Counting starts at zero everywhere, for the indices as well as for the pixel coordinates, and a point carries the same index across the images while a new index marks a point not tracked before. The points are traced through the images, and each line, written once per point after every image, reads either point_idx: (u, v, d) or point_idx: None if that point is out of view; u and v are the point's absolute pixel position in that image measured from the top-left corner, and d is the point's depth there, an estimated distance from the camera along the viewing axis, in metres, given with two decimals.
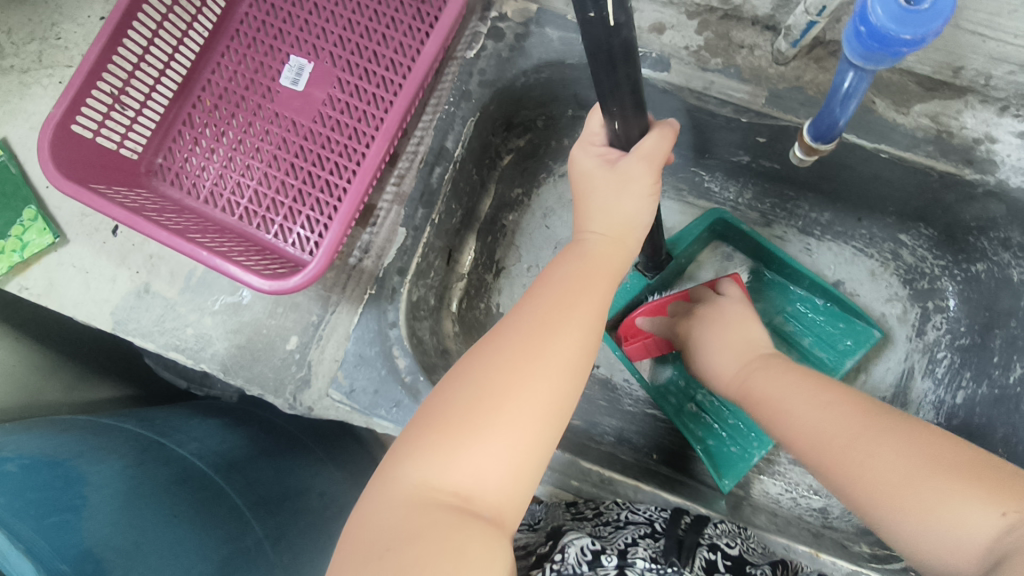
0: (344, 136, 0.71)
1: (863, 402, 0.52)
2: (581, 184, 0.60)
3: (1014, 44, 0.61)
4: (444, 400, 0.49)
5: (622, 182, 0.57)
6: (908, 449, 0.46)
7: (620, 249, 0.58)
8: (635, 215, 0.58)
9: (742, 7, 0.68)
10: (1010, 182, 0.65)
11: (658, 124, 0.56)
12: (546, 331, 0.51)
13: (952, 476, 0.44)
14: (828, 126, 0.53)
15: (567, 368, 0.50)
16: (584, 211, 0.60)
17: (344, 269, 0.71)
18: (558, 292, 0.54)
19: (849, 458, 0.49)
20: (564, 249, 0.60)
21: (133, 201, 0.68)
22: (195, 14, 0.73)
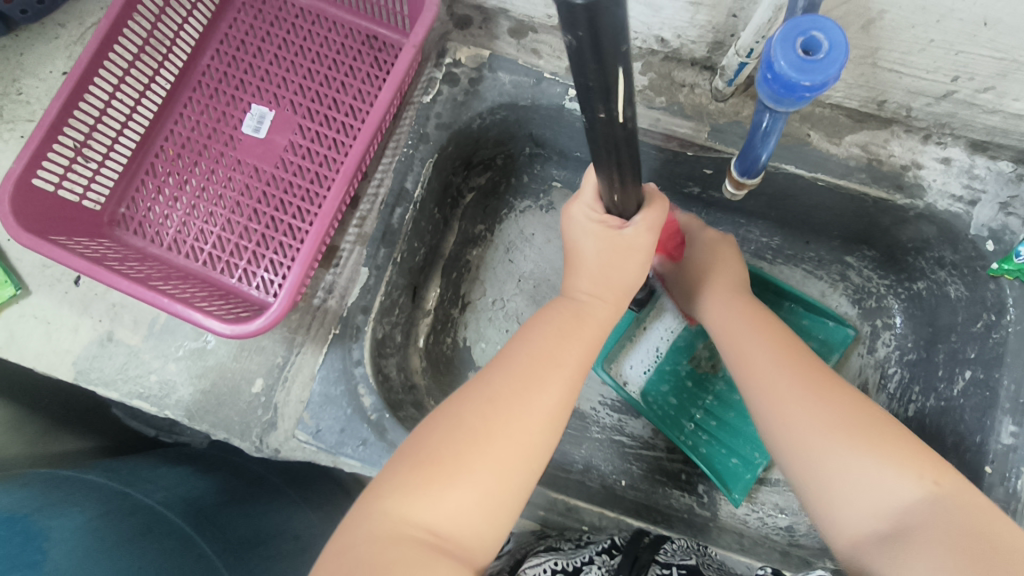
0: (306, 181, 0.73)
1: (810, 364, 0.58)
2: (575, 244, 0.63)
3: (928, 79, 0.63)
4: (425, 443, 0.50)
5: (623, 249, 0.60)
6: (843, 409, 0.52)
7: (605, 309, 0.62)
8: (632, 279, 0.62)
9: (681, 51, 0.72)
10: (936, 206, 0.70)
11: (650, 197, 0.60)
12: (528, 386, 0.53)
13: (853, 439, 0.50)
14: (752, 162, 0.55)
15: (544, 423, 0.52)
16: (574, 269, 0.63)
17: (308, 310, 0.71)
18: (547, 344, 0.56)
19: (780, 406, 0.56)
20: (550, 302, 0.62)
21: (94, 251, 0.69)
22: (158, 66, 0.74)
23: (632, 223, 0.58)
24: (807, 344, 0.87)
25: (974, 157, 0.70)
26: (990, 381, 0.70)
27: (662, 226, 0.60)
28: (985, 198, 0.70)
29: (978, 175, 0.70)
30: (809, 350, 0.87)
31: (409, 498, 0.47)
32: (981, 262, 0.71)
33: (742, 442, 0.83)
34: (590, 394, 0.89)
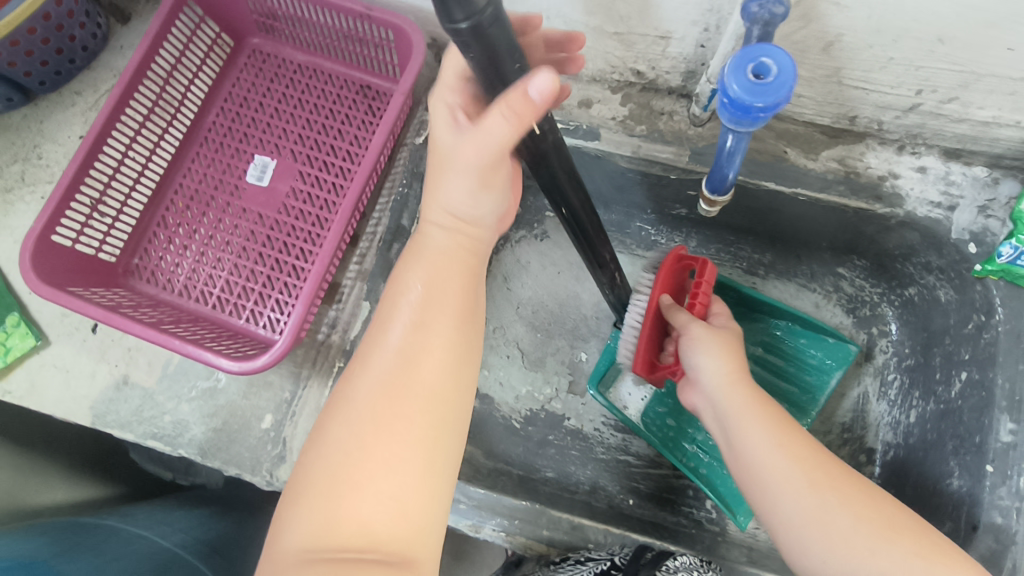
0: (308, 223, 0.77)
1: (826, 470, 0.54)
2: (441, 155, 0.47)
3: (893, 94, 0.66)
4: (328, 445, 0.45)
5: (488, 166, 0.45)
6: (878, 523, 0.50)
7: (473, 235, 0.50)
8: (492, 200, 0.48)
9: (657, 81, 0.76)
10: (917, 212, 0.72)
11: (533, 69, 0.39)
12: (416, 345, 0.46)
13: (891, 551, 0.48)
14: (721, 181, 0.57)
15: (435, 386, 0.45)
16: (432, 193, 0.49)
17: (313, 345, 0.75)
18: (417, 289, 0.48)
19: (806, 530, 0.52)
20: (408, 249, 0.51)
21: (110, 301, 0.72)
22: (167, 125, 0.79)
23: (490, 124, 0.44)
24: (805, 364, 0.88)
25: (949, 164, 0.73)
26: (985, 382, 0.70)
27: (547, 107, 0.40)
28: (963, 203, 0.72)
29: (954, 181, 0.72)
30: (808, 368, 0.88)
31: (318, 525, 0.42)
32: (965, 265, 0.72)
33: None
34: (592, 414, 0.91)
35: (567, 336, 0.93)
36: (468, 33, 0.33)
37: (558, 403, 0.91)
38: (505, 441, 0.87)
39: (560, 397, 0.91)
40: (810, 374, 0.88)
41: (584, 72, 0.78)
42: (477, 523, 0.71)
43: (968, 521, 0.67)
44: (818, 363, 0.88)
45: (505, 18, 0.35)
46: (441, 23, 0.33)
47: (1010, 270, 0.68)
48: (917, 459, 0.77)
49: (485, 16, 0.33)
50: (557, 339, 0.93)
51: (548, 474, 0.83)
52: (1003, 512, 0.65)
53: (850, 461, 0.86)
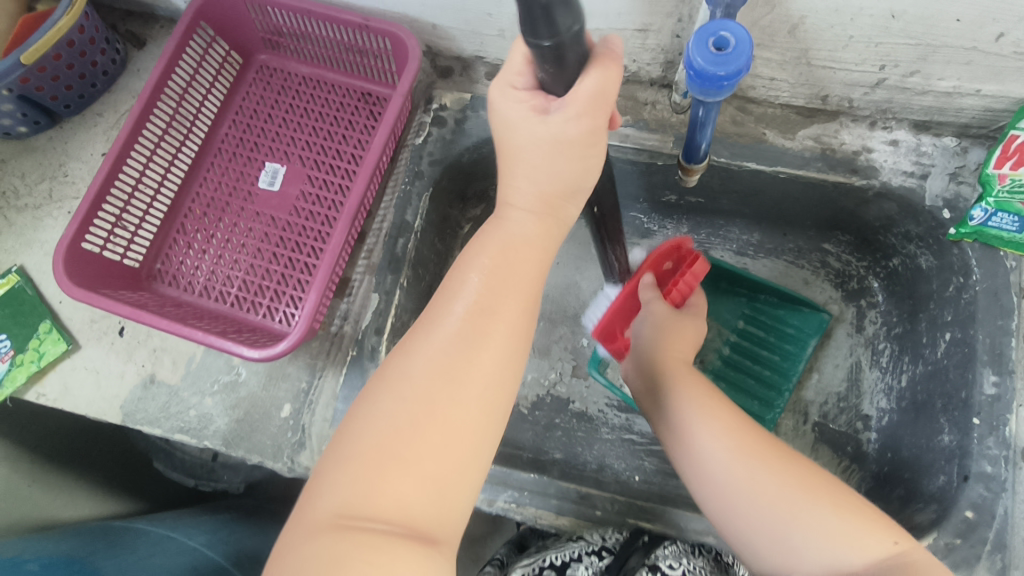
0: (318, 223, 0.82)
1: (745, 442, 0.61)
2: (507, 139, 0.48)
3: (858, 71, 0.71)
4: (380, 410, 0.44)
5: (553, 143, 0.46)
6: (795, 489, 0.56)
7: (551, 219, 0.50)
8: (573, 178, 0.49)
9: (638, 74, 0.81)
10: (892, 182, 0.76)
11: (600, 61, 0.43)
12: (482, 319, 0.46)
13: (805, 512, 0.54)
14: (694, 151, 0.61)
15: (496, 367, 0.46)
16: (509, 173, 0.50)
17: (327, 337, 0.79)
18: (493, 263, 0.48)
19: (731, 499, 0.58)
20: (484, 228, 0.50)
21: (136, 302, 0.77)
22: (184, 138, 0.85)
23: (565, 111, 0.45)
24: (785, 334, 0.94)
25: (920, 136, 0.77)
26: (967, 339, 0.73)
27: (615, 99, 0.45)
28: (935, 171, 0.76)
29: (926, 152, 0.76)
30: (787, 337, 0.93)
31: (355, 491, 0.42)
32: (942, 230, 0.76)
33: None
34: (596, 397, 0.94)
35: (569, 323, 0.97)
36: (550, 49, 0.38)
37: (563, 387, 0.95)
38: (513, 426, 0.91)
39: (564, 381, 0.95)
40: (790, 343, 0.93)
41: None
42: (490, 496, 0.73)
43: (960, 473, 0.69)
44: (797, 331, 0.93)
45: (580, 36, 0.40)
46: (526, 40, 0.38)
47: (983, 232, 0.72)
48: (910, 421, 0.80)
49: (565, 38, 0.38)
50: (559, 326, 0.97)
51: (557, 455, 0.86)
52: (992, 461, 0.68)
53: (847, 429, 0.89)
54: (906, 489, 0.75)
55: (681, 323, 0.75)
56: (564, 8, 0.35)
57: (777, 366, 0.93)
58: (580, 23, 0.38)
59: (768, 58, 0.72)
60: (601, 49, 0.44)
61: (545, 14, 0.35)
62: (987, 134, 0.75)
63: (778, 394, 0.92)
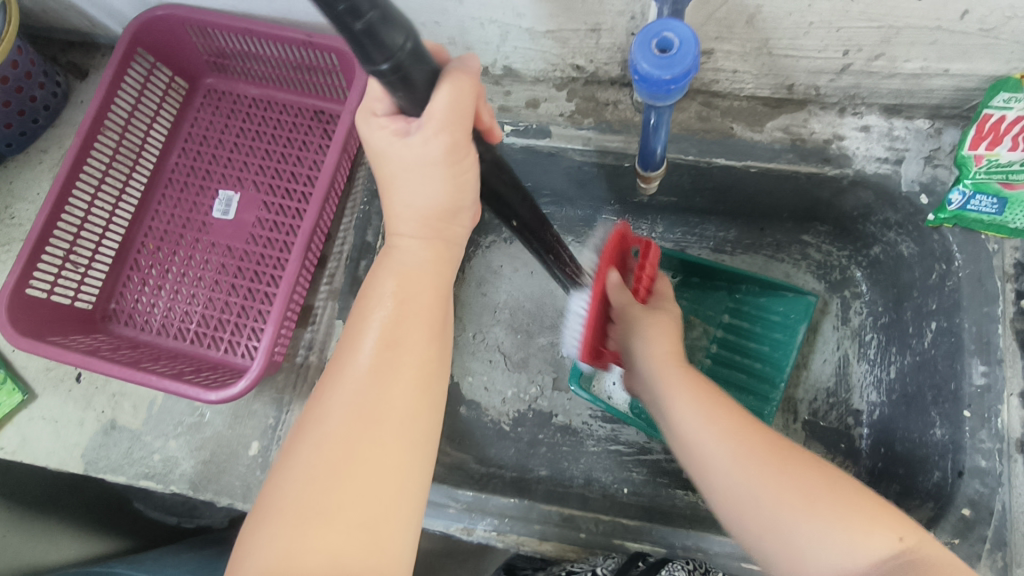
0: (276, 250, 0.79)
1: (755, 437, 0.54)
2: (383, 169, 0.46)
3: (822, 57, 0.68)
4: (298, 465, 0.42)
5: (418, 167, 0.43)
6: (801, 480, 0.50)
7: (441, 239, 0.48)
8: (450, 199, 0.45)
9: (597, 74, 0.78)
10: (866, 170, 0.74)
11: (451, 73, 0.40)
12: (386, 353, 0.44)
13: (817, 502, 0.48)
14: (648, 157, 0.59)
15: (415, 400, 0.44)
16: (389, 202, 0.47)
17: (292, 369, 0.76)
18: (396, 295, 0.46)
19: (732, 493, 0.52)
20: (378, 261, 0.48)
21: (89, 346, 0.74)
22: (131, 170, 0.82)
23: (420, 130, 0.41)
24: (770, 323, 0.89)
25: (891, 121, 0.74)
26: (953, 328, 0.71)
27: (475, 108, 0.42)
28: (909, 155, 0.73)
29: (898, 136, 0.74)
30: (772, 326, 0.89)
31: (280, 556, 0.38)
32: (920, 217, 0.73)
33: None
34: (580, 408, 0.90)
35: (547, 334, 0.94)
36: (391, 72, 0.35)
37: (545, 401, 0.91)
38: (496, 445, 0.88)
39: (546, 394, 0.92)
40: (778, 332, 0.89)
41: (527, 73, 0.80)
42: (469, 525, 0.70)
43: (954, 468, 0.67)
44: (783, 317, 0.89)
45: (422, 52, 0.36)
46: (363, 68, 0.34)
47: (963, 216, 0.70)
48: (902, 414, 0.77)
49: (404, 57, 0.34)
50: (539, 338, 0.94)
51: (542, 473, 0.85)
52: (986, 455, 0.65)
53: (839, 426, 0.86)
54: (902, 485, 0.73)
55: (663, 325, 0.68)
56: (388, 24, 0.32)
57: (767, 359, 0.88)
58: (415, 40, 0.35)
59: (729, 50, 0.69)
60: (452, 66, 0.41)
61: (369, 36, 0.31)
62: (961, 114, 0.73)
63: (774, 385, 0.87)
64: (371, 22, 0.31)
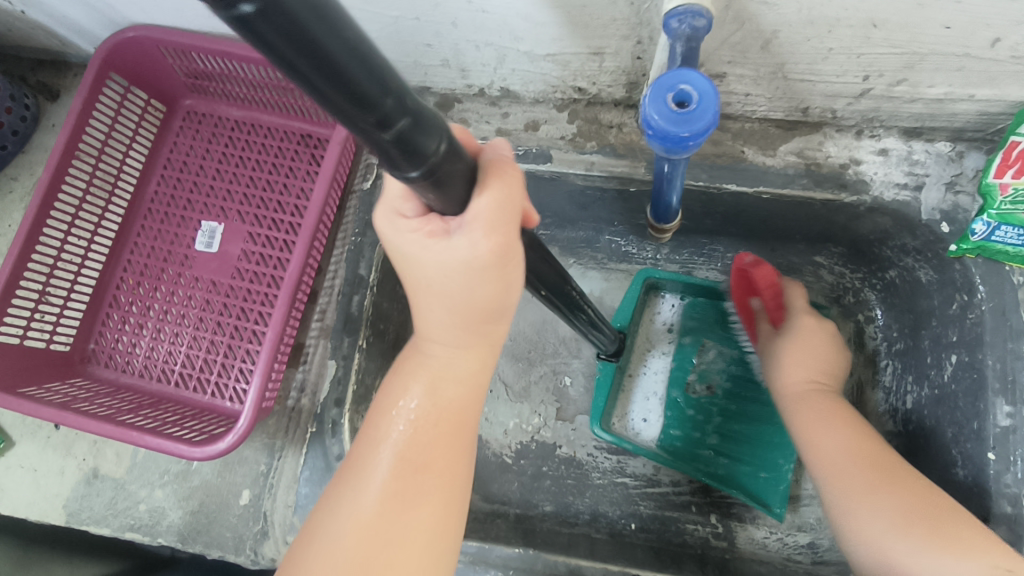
0: (263, 284, 0.75)
1: (880, 464, 0.59)
2: (411, 272, 0.39)
3: (840, 82, 0.64)
4: (322, 563, 0.43)
5: (462, 272, 0.37)
6: (918, 504, 0.54)
7: (482, 341, 0.43)
8: (492, 304, 0.40)
9: (600, 95, 0.73)
10: (884, 197, 0.70)
11: (494, 173, 0.35)
12: (415, 470, 0.43)
13: (925, 527, 0.53)
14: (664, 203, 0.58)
15: (441, 506, 0.44)
16: (418, 303, 0.41)
17: (284, 413, 0.72)
18: (430, 405, 0.43)
19: (845, 496, 0.58)
20: (408, 351, 0.45)
21: (65, 395, 0.70)
22: (107, 201, 0.77)
23: (461, 233, 0.35)
24: None
25: (911, 144, 0.70)
26: (975, 364, 0.68)
27: (524, 197, 0.36)
28: (930, 181, 0.70)
29: (918, 160, 0.70)
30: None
31: None
32: (941, 245, 0.70)
33: (762, 454, 0.82)
34: (585, 439, 0.87)
35: (550, 362, 0.90)
36: (423, 178, 0.29)
37: (548, 432, 0.88)
38: (498, 479, 0.85)
39: (549, 425, 0.88)
40: None
41: (526, 94, 0.75)
42: None
43: (978, 512, 0.64)
44: None
45: (459, 149, 0.31)
46: (388, 173, 0.29)
47: (986, 247, 0.66)
48: (920, 448, 0.75)
49: (437, 158, 0.29)
50: (540, 365, 0.90)
51: (546, 509, 0.82)
52: (1012, 500, 0.62)
53: None
54: None
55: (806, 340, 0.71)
56: (422, 128, 0.26)
57: None
58: (447, 135, 0.29)
59: (741, 74, 0.64)
60: (489, 163, 0.35)
61: (399, 144, 0.26)
62: (985, 137, 0.69)
63: None
64: (402, 130, 0.25)
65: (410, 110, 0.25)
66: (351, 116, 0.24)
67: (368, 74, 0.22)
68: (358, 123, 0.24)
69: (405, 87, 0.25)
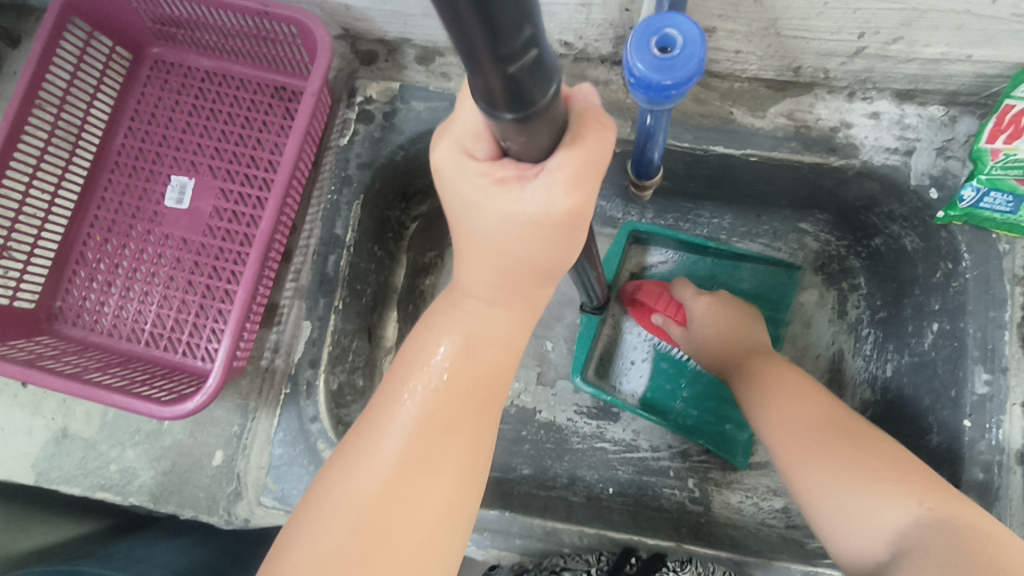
0: (236, 243, 0.73)
1: (826, 412, 0.59)
2: (470, 218, 0.39)
3: (834, 39, 0.61)
4: (332, 516, 0.40)
5: (533, 224, 0.37)
6: (846, 447, 0.54)
7: (523, 303, 0.44)
8: (546, 263, 0.41)
9: (586, 50, 0.70)
10: (873, 161, 0.69)
11: (582, 127, 0.35)
12: (440, 430, 0.42)
13: (844, 478, 0.52)
14: (647, 161, 0.57)
15: (464, 469, 0.43)
16: (461, 256, 0.42)
17: (257, 373, 0.71)
18: (467, 365, 0.43)
19: (790, 439, 0.58)
20: (437, 309, 0.45)
21: (31, 352, 0.68)
22: (72, 151, 0.74)
23: (544, 175, 0.35)
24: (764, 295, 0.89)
25: (903, 107, 0.69)
26: (956, 332, 0.67)
27: (609, 160, 0.36)
28: (921, 146, 0.68)
29: (910, 124, 0.69)
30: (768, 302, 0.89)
31: None
32: (928, 212, 0.69)
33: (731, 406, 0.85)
34: (564, 405, 0.87)
35: (531, 327, 0.89)
36: (514, 123, 0.28)
37: (528, 397, 0.88)
38: None
39: (530, 390, 0.88)
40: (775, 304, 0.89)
41: None
42: None
43: (949, 481, 0.65)
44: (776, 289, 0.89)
45: (559, 98, 0.30)
46: (481, 108, 0.27)
47: (974, 215, 0.65)
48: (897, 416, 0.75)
49: (537, 109, 0.27)
50: None
51: (524, 472, 0.81)
52: (984, 467, 0.63)
53: None
54: None
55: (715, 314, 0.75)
56: (538, 74, 0.25)
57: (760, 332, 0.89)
58: (557, 83, 0.28)
59: (732, 29, 0.62)
60: (577, 114, 0.35)
61: (513, 83, 0.24)
62: (980, 101, 0.67)
63: None
64: (525, 67, 0.24)
65: (540, 46, 0.24)
66: (479, 46, 0.22)
67: (513, 3, 0.21)
68: (484, 52, 0.22)
69: (539, 21, 0.23)
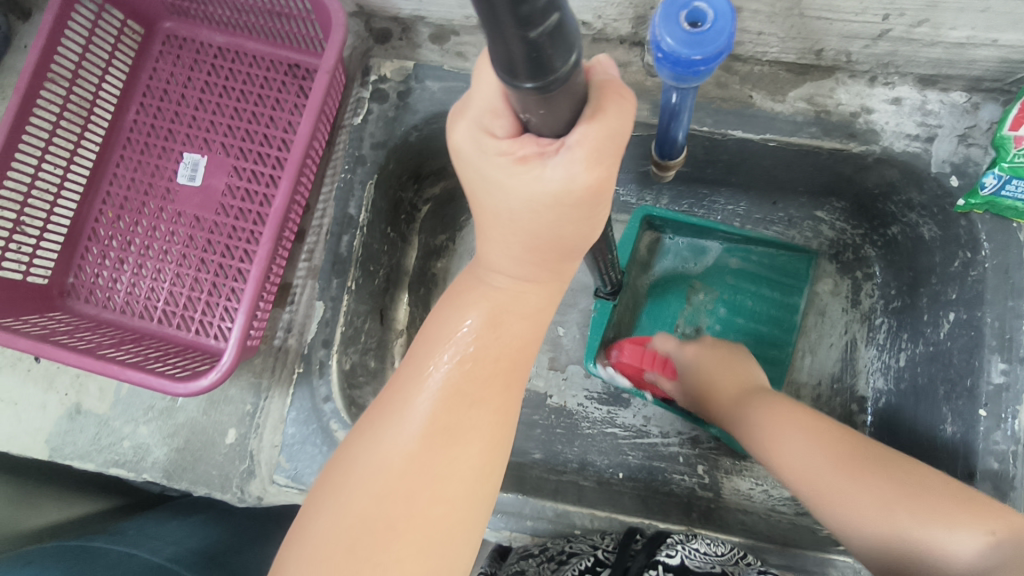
0: (249, 222, 0.72)
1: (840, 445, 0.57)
2: (490, 194, 0.39)
3: (859, 21, 0.60)
4: (360, 481, 0.40)
5: (558, 201, 0.37)
6: (888, 477, 0.53)
7: (551, 278, 0.44)
8: (570, 240, 0.41)
9: (605, 31, 0.69)
10: (894, 147, 0.68)
11: (607, 98, 0.34)
12: (466, 402, 0.42)
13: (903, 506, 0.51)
14: (669, 141, 0.56)
15: (488, 445, 0.43)
16: (484, 231, 0.42)
17: (270, 352, 0.71)
18: (495, 339, 0.43)
19: (823, 477, 0.56)
20: (464, 284, 0.45)
21: (44, 327, 0.68)
22: (83, 126, 0.73)
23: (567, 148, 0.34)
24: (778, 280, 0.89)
25: (925, 92, 0.68)
26: (974, 322, 0.67)
27: (630, 134, 0.36)
28: (943, 132, 0.67)
29: (932, 110, 0.68)
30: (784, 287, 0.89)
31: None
32: (948, 200, 0.68)
33: None
34: (575, 390, 0.87)
35: None
36: (533, 92, 0.27)
37: (539, 381, 0.88)
38: None
39: (540, 374, 0.88)
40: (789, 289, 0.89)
41: None
42: None
43: (962, 470, 0.64)
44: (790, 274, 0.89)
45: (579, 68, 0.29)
46: (499, 77, 0.27)
47: (995, 203, 0.64)
48: (909, 406, 0.75)
49: (558, 77, 0.27)
50: None
51: (535, 456, 0.81)
52: (999, 457, 0.62)
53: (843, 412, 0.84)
54: None
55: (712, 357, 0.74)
56: (559, 39, 0.24)
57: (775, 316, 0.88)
58: (578, 52, 0.27)
59: (755, 9, 0.61)
60: (598, 84, 0.35)
61: (535, 49, 0.24)
62: (1003, 87, 0.66)
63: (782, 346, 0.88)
64: (546, 31, 0.23)
65: (561, 8, 0.23)
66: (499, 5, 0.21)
67: None
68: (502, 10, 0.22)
69: None
